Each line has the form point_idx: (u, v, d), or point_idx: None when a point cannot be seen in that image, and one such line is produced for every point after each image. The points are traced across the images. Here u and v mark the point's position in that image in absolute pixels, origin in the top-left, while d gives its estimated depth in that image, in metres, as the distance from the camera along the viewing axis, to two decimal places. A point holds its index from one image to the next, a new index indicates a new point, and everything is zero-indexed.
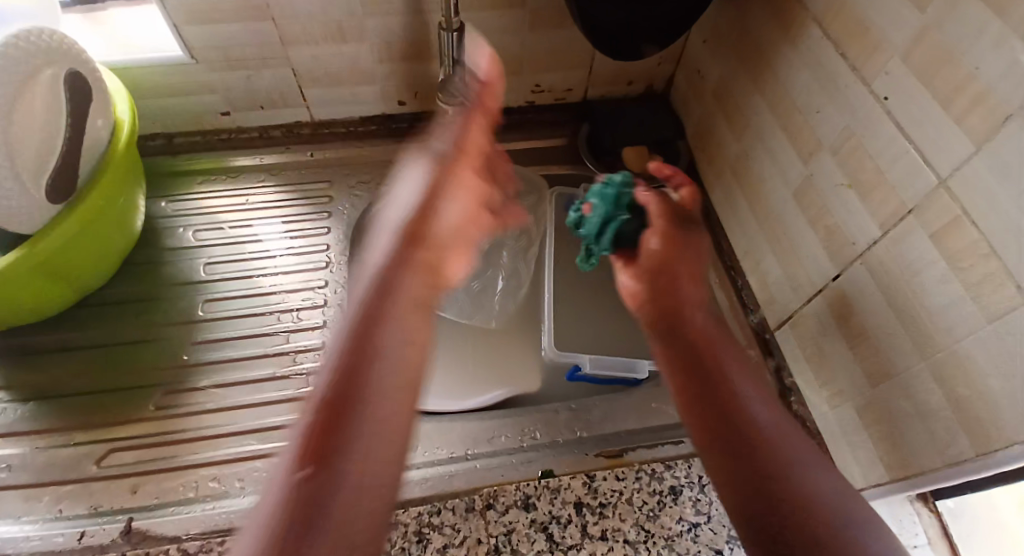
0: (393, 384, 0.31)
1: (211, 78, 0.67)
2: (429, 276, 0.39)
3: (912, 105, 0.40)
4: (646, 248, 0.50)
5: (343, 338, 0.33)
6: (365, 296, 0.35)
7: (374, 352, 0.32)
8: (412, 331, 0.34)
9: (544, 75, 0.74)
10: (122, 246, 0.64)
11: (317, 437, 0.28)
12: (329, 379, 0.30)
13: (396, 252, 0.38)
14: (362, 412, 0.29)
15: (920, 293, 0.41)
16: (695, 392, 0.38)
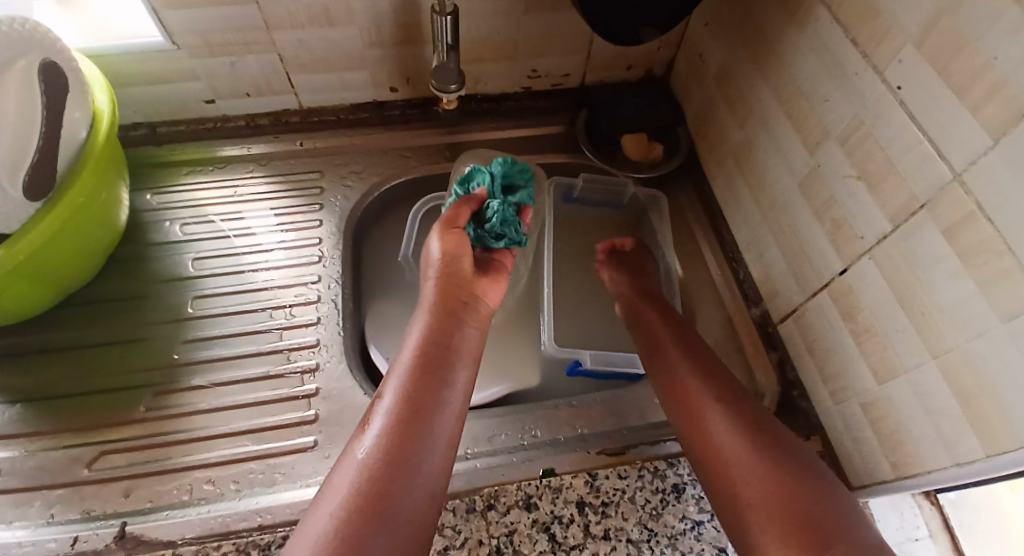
0: (437, 452, 0.42)
1: (194, 65, 0.64)
2: (471, 367, 0.49)
3: (924, 96, 0.39)
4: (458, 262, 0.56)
5: (398, 407, 0.43)
6: (415, 370, 0.46)
7: (426, 425, 0.42)
8: (459, 401, 0.46)
9: (541, 60, 0.72)
10: (106, 242, 0.62)
11: (379, 485, 0.38)
12: (391, 437, 0.41)
13: (432, 346, 0.48)
14: (409, 477, 0.39)
15: (930, 289, 0.40)
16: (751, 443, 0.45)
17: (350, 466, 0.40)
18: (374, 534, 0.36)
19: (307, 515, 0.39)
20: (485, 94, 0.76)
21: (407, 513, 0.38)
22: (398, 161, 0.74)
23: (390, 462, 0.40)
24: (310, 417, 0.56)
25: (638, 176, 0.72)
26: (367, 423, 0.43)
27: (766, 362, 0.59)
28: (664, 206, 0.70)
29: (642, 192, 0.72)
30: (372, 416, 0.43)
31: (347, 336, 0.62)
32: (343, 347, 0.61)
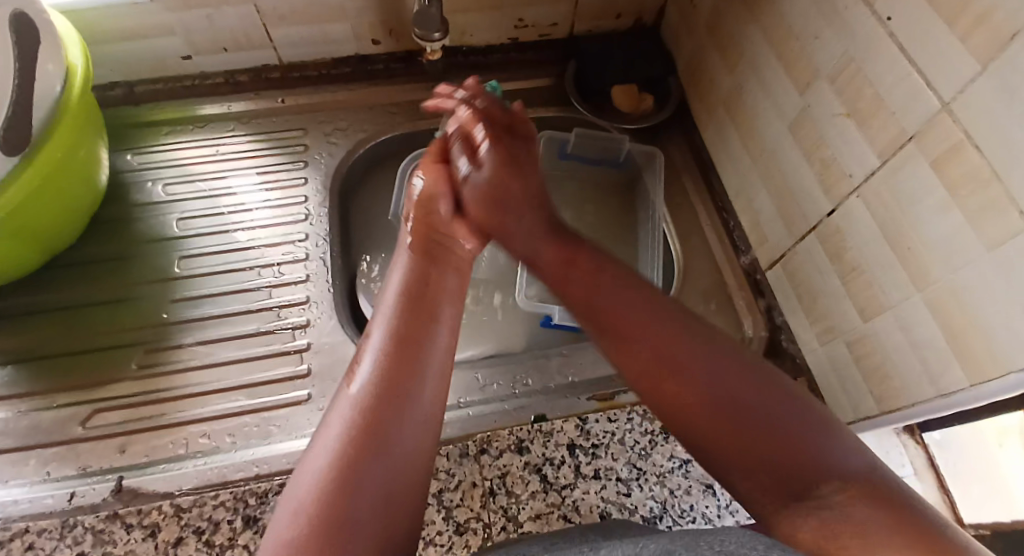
0: (430, 387, 0.41)
1: (168, 18, 0.62)
2: (457, 305, 0.47)
3: (915, 24, 0.38)
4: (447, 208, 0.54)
5: (387, 349, 0.41)
6: (403, 309, 0.44)
7: (416, 364, 0.41)
8: (449, 339, 0.44)
9: (527, 9, 0.70)
10: (87, 201, 0.61)
11: (370, 426, 0.37)
12: (382, 376, 0.39)
13: (418, 286, 0.46)
14: (403, 413, 0.38)
15: (917, 223, 0.40)
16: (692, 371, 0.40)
17: (341, 406, 0.39)
18: (367, 474, 0.35)
19: (304, 454, 0.38)
20: (471, 46, 0.74)
21: (401, 450, 0.37)
22: (384, 117, 0.72)
23: (379, 403, 0.38)
24: (303, 372, 0.56)
25: (628, 127, 0.71)
26: (354, 366, 0.42)
27: (754, 308, 0.60)
28: (660, 162, 0.68)
29: (639, 149, 0.69)
30: (360, 359, 0.42)
31: (337, 293, 0.62)
32: (333, 303, 0.61)
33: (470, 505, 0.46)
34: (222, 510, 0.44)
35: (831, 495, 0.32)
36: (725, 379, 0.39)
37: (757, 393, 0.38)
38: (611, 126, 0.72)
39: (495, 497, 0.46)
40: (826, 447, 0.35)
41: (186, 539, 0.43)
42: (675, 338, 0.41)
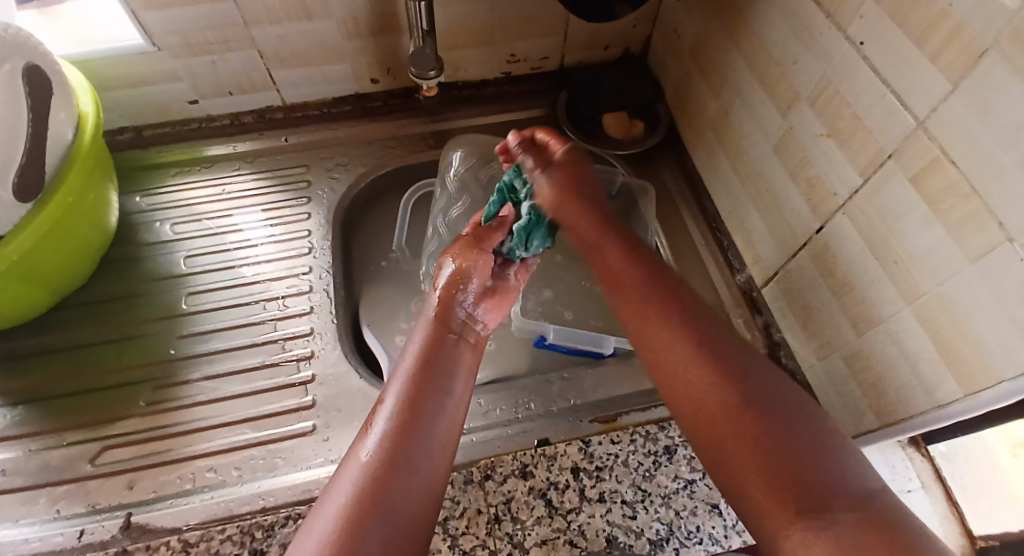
0: (435, 453, 0.42)
1: (175, 65, 0.65)
2: (468, 376, 0.48)
3: (886, 47, 0.40)
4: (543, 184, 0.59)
5: (399, 415, 0.42)
6: (414, 375, 0.45)
7: (426, 430, 0.42)
8: (459, 408, 0.45)
9: (518, 44, 0.73)
10: (97, 243, 0.63)
11: (378, 489, 0.38)
12: (393, 440, 0.41)
13: (431, 354, 0.47)
14: (410, 477, 0.39)
15: (902, 237, 0.41)
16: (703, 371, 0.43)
17: (353, 468, 0.40)
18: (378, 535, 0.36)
19: (309, 516, 0.38)
20: (466, 81, 0.77)
21: (402, 513, 0.38)
22: (384, 152, 0.75)
23: (387, 468, 0.39)
24: (308, 403, 0.57)
25: (620, 151, 0.73)
26: (363, 432, 0.43)
27: (752, 326, 0.61)
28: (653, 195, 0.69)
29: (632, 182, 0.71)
30: (369, 429, 0.42)
31: (341, 324, 0.63)
32: (337, 333, 0.62)
33: (476, 532, 0.46)
34: (229, 544, 0.44)
35: (842, 526, 0.32)
36: (727, 409, 0.39)
37: (753, 409, 0.39)
38: (608, 156, 0.74)
39: (501, 524, 0.46)
40: (837, 482, 0.35)
41: None
42: (680, 354, 0.43)
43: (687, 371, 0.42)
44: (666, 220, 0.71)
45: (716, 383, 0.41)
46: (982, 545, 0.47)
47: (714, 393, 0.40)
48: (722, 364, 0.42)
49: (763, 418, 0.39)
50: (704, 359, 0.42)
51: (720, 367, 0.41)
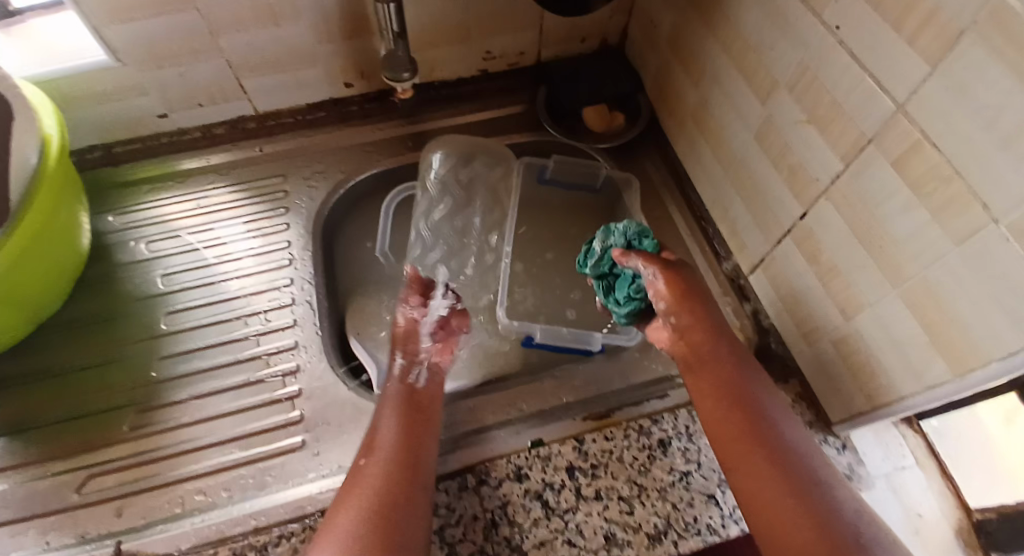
0: (402, 526, 0.40)
1: (143, 79, 0.63)
2: (417, 442, 0.47)
3: (860, 31, 0.39)
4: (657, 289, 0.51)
5: (392, 458, 0.45)
6: (360, 471, 0.45)
7: (381, 507, 0.41)
8: (410, 472, 0.44)
9: (493, 41, 0.72)
10: (70, 267, 0.61)
11: (370, 539, 0.39)
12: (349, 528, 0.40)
13: (379, 436, 0.48)
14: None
15: (884, 221, 0.41)
16: (730, 420, 0.45)
17: None
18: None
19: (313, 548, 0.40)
20: (442, 80, 0.76)
21: None
22: (362, 157, 0.73)
23: (380, 517, 0.41)
24: (296, 418, 0.56)
25: (602, 146, 0.72)
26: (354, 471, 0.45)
27: (741, 314, 0.60)
28: (637, 188, 0.68)
29: (615, 174, 0.69)
30: (361, 472, 0.45)
31: (326, 334, 0.62)
32: (323, 344, 0.61)
33: (473, 538, 0.45)
34: None
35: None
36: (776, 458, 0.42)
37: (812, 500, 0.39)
38: (591, 150, 0.73)
39: (498, 528, 0.46)
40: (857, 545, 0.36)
41: None
42: (752, 450, 0.42)
43: (761, 474, 0.41)
44: (650, 211, 0.70)
45: (798, 486, 0.40)
46: (979, 519, 0.47)
47: (776, 483, 0.40)
48: (790, 462, 0.41)
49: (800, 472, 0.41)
50: (785, 456, 0.42)
51: (782, 449, 0.42)
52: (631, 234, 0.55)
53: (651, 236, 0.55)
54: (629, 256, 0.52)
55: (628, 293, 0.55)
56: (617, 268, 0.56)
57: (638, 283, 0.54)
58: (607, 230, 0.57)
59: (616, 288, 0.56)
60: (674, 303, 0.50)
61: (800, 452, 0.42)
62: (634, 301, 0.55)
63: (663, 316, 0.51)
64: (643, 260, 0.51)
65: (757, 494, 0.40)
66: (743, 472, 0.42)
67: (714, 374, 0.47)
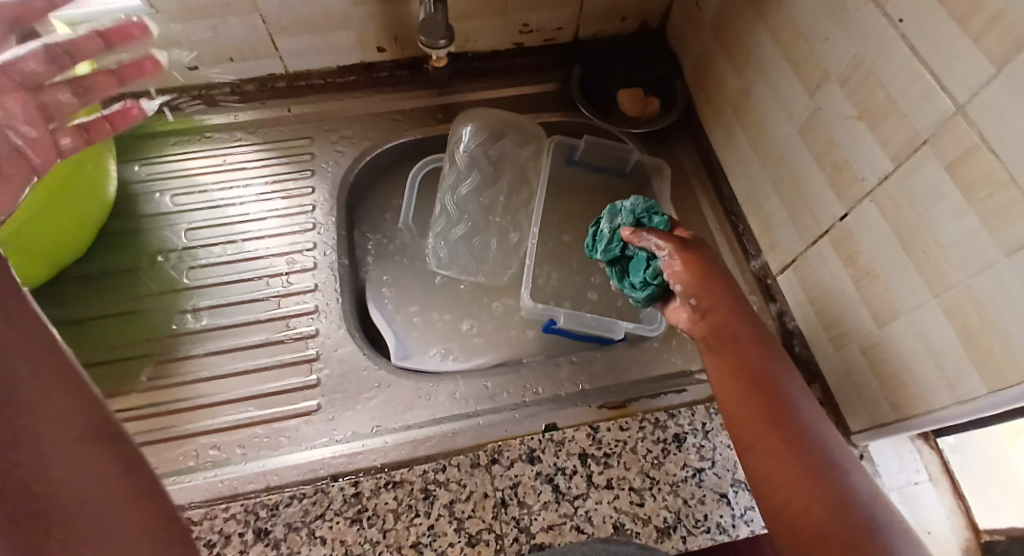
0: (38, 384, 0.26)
1: (174, 30, 0.62)
2: None
3: (923, 27, 0.38)
4: (672, 269, 0.47)
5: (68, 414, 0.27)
6: None
7: None
8: None
9: (531, 14, 0.70)
10: (97, 216, 0.61)
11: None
12: None
13: None
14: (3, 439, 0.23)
15: (931, 226, 0.40)
16: (749, 404, 0.42)
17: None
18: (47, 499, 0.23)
19: None
20: (476, 52, 0.74)
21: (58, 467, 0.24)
22: (390, 125, 0.72)
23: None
24: (313, 382, 0.56)
25: (634, 130, 0.71)
26: None
27: (766, 314, 0.59)
28: (668, 175, 0.66)
29: (647, 160, 0.68)
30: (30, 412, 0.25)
31: (345, 301, 0.62)
32: (342, 311, 0.60)
33: (482, 516, 0.45)
34: (233, 523, 0.45)
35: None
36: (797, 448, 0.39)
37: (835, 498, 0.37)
38: (621, 133, 0.71)
39: (507, 508, 0.46)
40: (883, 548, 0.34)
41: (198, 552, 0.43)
42: (771, 439, 0.40)
43: (781, 460, 0.39)
44: (680, 202, 0.69)
45: (816, 474, 0.38)
46: (987, 540, 0.47)
47: (794, 467, 0.38)
48: (811, 450, 0.39)
49: (821, 465, 0.38)
50: (804, 441, 0.39)
51: (803, 438, 0.39)
52: (639, 211, 0.53)
53: (660, 211, 0.53)
54: (642, 236, 0.49)
55: (644, 277, 0.50)
56: (630, 250, 0.53)
57: (654, 266, 0.50)
58: (614, 210, 0.55)
59: (632, 270, 0.52)
60: (693, 283, 0.46)
61: (819, 438, 0.40)
62: (651, 286, 0.50)
63: (682, 296, 0.47)
64: (658, 239, 0.48)
65: (773, 479, 0.39)
66: (758, 456, 0.40)
67: (736, 355, 0.44)
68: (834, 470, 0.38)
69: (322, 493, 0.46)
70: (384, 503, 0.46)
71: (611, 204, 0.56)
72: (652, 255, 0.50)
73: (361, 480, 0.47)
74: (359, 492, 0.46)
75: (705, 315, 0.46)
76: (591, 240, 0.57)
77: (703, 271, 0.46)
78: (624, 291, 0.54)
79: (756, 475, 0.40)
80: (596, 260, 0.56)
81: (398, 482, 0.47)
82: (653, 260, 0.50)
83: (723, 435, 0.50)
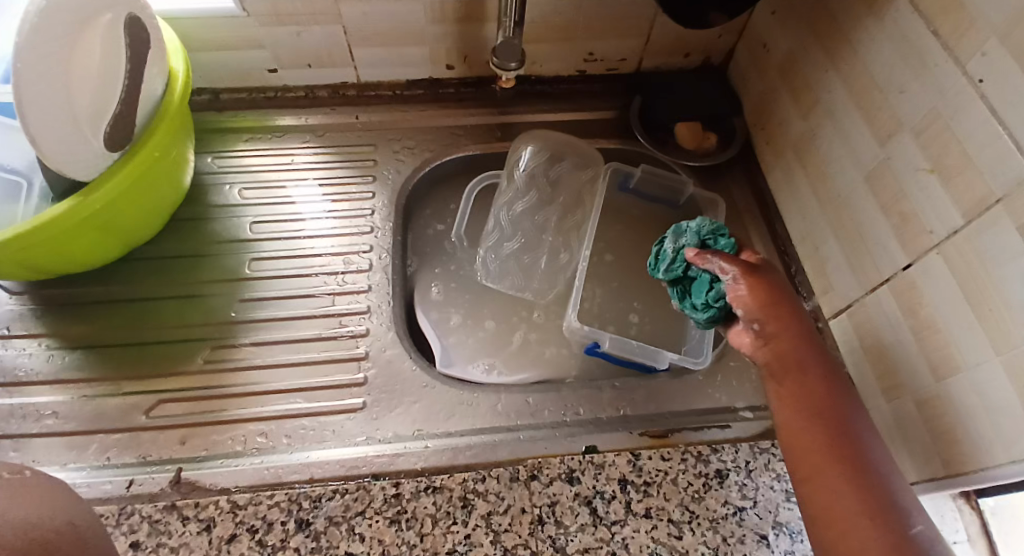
0: None
1: (261, 34, 0.66)
2: None
3: (1007, 86, 0.38)
4: (737, 292, 0.46)
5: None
6: None
7: None
8: None
9: (599, 44, 0.72)
10: (171, 201, 0.64)
11: None
12: None
13: None
14: None
15: (1001, 284, 0.39)
16: (809, 434, 0.41)
17: None
18: None
19: None
20: (540, 76, 0.76)
21: None
22: (451, 139, 0.74)
23: None
24: (360, 380, 0.57)
25: (690, 163, 0.71)
26: None
27: None
28: (722, 210, 0.67)
29: (700, 193, 0.69)
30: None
31: (396, 304, 0.63)
32: (393, 314, 0.62)
33: (518, 531, 0.46)
34: (276, 511, 0.46)
35: None
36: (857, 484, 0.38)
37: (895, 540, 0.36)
38: (675, 165, 0.72)
39: (544, 525, 0.46)
40: None
41: (239, 536, 0.44)
42: (830, 473, 0.39)
43: (839, 495, 0.38)
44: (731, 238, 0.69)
45: (877, 514, 0.37)
46: None
47: (852, 503, 0.38)
48: (873, 489, 0.38)
49: (882, 504, 0.37)
50: (866, 479, 0.38)
51: (864, 475, 0.39)
52: (705, 232, 0.53)
53: (727, 234, 0.53)
54: (707, 258, 0.49)
55: (706, 299, 0.50)
56: (693, 271, 0.53)
57: (717, 288, 0.49)
58: (679, 230, 0.55)
59: (694, 292, 0.52)
60: (757, 308, 0.45)
61: (883, 477, 0.39)
62: (713, 308, 0.50)
63: (744, 320, 0.47)
64: (723, 262, 0.48)
65: (831, 515, 0.38)
66: (816, 489, 0.39)
67: (799, 385, 0.43)
68: (896, 512, 0.37)
69: (364, 490, 0.47)
70: (423, 507, 0.46)
71: (677, 225, 0.56)
72: (715, 278, 0.50)
73: (401, 482, 0.48)
74: (400, 494, 0.47)
75: (770, 341, 0.45)
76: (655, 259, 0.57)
77: (769, 297, 0.46)
78: (685, 312, 0.54)
79: (812, 507, 0.39)
80: (659, 279, 0.56)
81: (438, 487, 0.47)
82: (716, 282, 0.50)
83: (766, 476, 0.49)
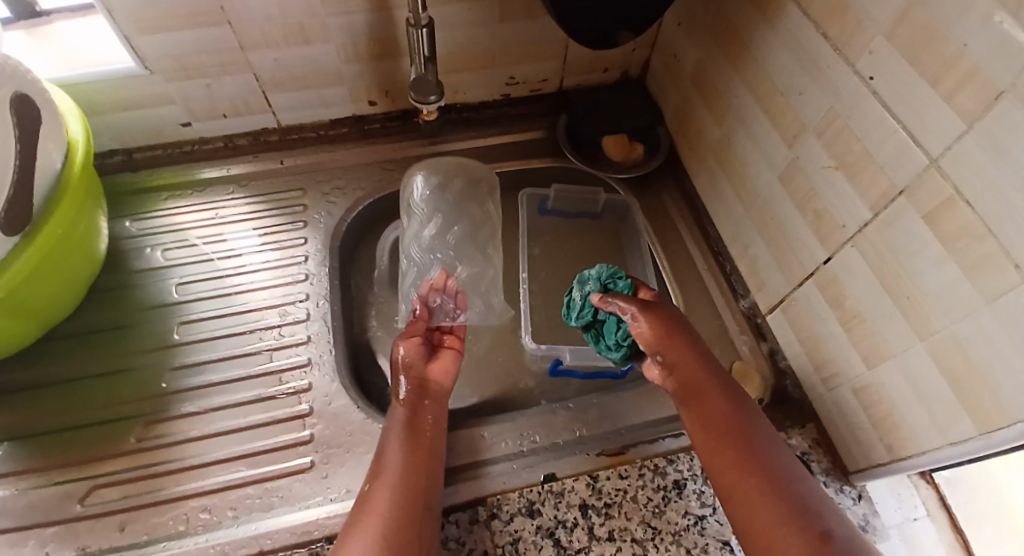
0: None
1: (169, 89, 0.64)
2: None
3: (896, 83, 0.40)
4: (636, 330, 0.50)
5: (403, 482, 0.44)
6: None
7: None
8: None
9: (518, 67, 0.72)
10: (86, 274, 0.61)
11: None
12: None
13: None
14: None
15: (913, 272, 0.41)
16: (725, 447, 0.44)
17: (376, 501, 0.43)
18: None
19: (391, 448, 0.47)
20: (465, 103, 0.76)
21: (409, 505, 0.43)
22: (381, 175, 0.73)
23: None
24: (306, 438, 0.55)
25: (621, 176, 0.73)
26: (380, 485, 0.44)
27: (757, 353, 0.60)
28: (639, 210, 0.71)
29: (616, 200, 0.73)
30: (371, 499, 0.43)
31: (339, 352, 0.61)
32: (335, 363, 0.60)
33: None
34: None
35: None
36: (770, 487, 0.41)
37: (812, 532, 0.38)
38: (611, 180, 0.74)
39: None
40: None
41: None
42: (747, 478, 0.41)
43: (756, 501, 0.40)
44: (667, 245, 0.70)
45: (795, 516, 0.39)
46: None
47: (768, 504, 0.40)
48: (784, 489, 0.41)
49: (795, 501, 0.40)
50: (779, 483, 0.41)
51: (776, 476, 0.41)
52: (605, 277, 0.57)
53: (624, 275, 0.56)
54: (609, 301, 0.53)
55: (616, 340, 0.54)
56: (601, 314, 0.56)
57: (625, 329, 0.53)
58: (583, 278, 0.58)
59: (606, 333, 0.55)
60: (656, 341, 0.49)
61: (793, 482, 0.41)
62: (624, 347, 0.54)
63: (649, 355, 0.50)
64: (622, 302, 0.51)
65: (754, 522, 0.40)
66: (741, 505, 0.41)
67: (705, 406, 0.46)
68: (810, 512, 0.39)
69: None
70: None
71: (580, 273, 0.59)
72: (620, 319, 0.54)
73: None
74: None
75: (674, 369, 0.48)
76: (568, 308, 0.60)
77: (667, 329, 0.49)
78: (601, 353, 0.57)
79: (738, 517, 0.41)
80: (573, 326, 0.59)
81: None
82: (622, 322, 0.53)
83: None
